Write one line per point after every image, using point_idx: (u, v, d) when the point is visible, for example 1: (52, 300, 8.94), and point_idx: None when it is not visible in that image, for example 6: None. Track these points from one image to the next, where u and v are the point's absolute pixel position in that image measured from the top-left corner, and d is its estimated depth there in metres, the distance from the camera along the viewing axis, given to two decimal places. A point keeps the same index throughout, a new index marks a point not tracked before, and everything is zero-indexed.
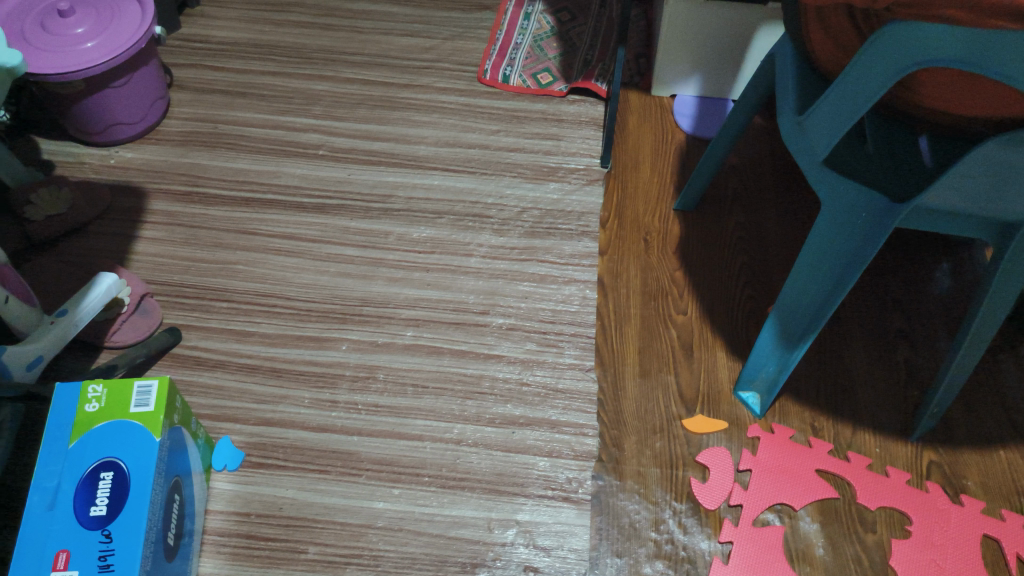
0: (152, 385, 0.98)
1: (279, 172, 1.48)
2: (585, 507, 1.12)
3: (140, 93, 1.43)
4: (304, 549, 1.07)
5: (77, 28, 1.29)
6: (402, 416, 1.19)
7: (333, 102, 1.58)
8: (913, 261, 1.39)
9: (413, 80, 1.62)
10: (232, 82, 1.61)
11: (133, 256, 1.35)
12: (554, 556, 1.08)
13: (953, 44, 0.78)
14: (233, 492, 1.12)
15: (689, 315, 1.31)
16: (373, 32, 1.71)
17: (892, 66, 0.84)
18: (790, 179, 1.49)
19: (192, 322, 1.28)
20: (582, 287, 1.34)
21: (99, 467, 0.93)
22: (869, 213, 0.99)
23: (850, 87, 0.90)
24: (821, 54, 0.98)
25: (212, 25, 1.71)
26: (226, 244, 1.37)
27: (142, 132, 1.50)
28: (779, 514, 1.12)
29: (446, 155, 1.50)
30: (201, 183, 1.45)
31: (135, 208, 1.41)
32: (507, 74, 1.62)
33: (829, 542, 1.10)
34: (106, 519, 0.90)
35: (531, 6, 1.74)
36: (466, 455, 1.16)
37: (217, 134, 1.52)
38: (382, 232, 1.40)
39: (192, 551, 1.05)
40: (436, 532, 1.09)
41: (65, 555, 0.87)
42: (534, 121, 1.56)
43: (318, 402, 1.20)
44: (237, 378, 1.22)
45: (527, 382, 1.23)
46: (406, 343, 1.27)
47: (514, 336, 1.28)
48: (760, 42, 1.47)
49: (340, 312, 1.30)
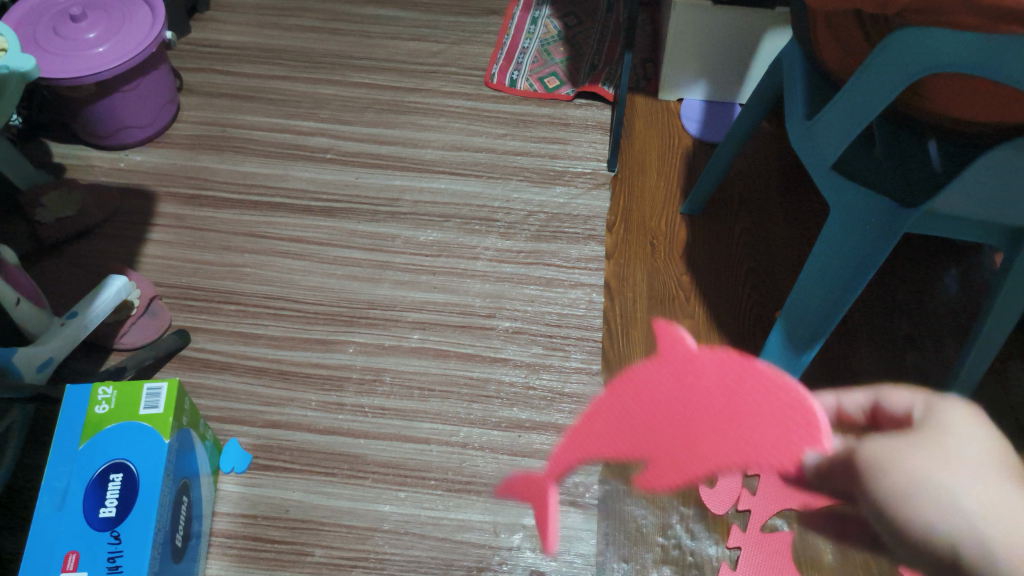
0: (161, 387, 0.99)
1: (287, 175, 1.48)
2: (592, 512, 1.11)
3: (149, 98, 1.44)
4: (310, 552, 1.07)
5: (89, 33, 1.30)
6: (408, 419, 1.19)
7: (340, 106, 1.59)
8: (921, 267, 1.38)
9: (420, 84, 1.63)
10: (240, 86, 1.62)
11: (142, 258, 1.36)
12: (560, 561, 1.07)
13: (961, 48, 0.78)
14: (240, 494, 1.13)
15: (696, 319, 1.30)
16: (381, 36, 1.72)
17: (900, 71, 0.84)
18: (797, 183, 1.48)
19: (200, 324, 1.28)
20: (588, 291, 1.34)
21: (107, 469, 0.93)
22: (879, 218, 0.98)
23: (857, 93, 0.90)
24: (828, 59, 0.98)
25: (221, 29, 1.73)
26: (233, 247, 1.38)
27: (151, 136, 1.51)
28: (787, 519, 1.11)
29: (452, 159, 1.51)
30: (209, 187, 1.46)
31: (145, 211, 1.42)
32: (514, 78, 1.63)
33: (837, 548, 1.09)
34: (115, 520, 0.90)
35: (537, 11, 1.75)
36: (471, 458, 1.16)
37: (225, 137, 1.53)
38: (388, 235, 1.40)
39: (199, 552, 1.05)
40: (441, 535, 1.09)
41: (74, 556, 0.87)
42: (541, 125, 1.56)
43: (324, 405, 1.20)
44: (245, 380, 1.22)
45: (533, 386, 1.23)
46: (412, 346, 1.27)
47: (520, 339, 1.28)
48: (767, 48, 1.47)
49: (347, 315, 1.30)
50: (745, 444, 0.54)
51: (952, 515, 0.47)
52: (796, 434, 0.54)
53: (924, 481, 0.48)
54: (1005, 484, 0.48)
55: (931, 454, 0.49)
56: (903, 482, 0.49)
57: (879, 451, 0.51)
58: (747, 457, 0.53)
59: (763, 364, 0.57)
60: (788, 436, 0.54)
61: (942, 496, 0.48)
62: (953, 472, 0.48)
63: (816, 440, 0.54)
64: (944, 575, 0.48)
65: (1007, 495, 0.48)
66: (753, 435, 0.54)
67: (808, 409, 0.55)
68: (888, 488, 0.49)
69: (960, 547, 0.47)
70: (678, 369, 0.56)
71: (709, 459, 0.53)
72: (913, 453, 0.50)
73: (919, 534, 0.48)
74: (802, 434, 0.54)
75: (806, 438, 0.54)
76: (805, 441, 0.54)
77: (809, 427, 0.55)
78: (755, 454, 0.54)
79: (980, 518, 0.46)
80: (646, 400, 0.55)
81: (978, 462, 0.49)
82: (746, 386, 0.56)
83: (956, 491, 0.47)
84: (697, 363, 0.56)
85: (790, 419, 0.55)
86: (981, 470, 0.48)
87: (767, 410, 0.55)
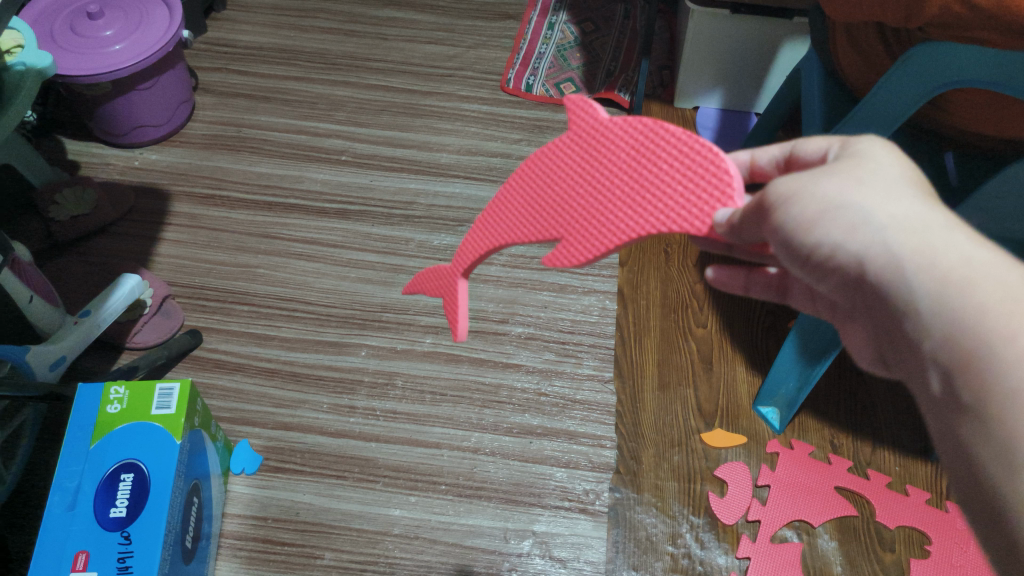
0: (174, 387, 0.99)
1: (302, 177, 1.48)
2: (602, 519, 1.11)
3: (165, 97, 1.44)
4: (319, 555, 1.07)
5: (105, 30, 1.30)
6: (420, 424, 1.19)
7: (355, 108, 1.59)
8: None
9: (436, 88, 1.63)
10: (256, 86, 1.62)
11: (156, 257, 1.36)
12: (570, 568, 1.07)
13: (983, 63, 0.77)
14: (251, 496, 1.13)
15: (709, 328, 1.30)
16: (398, 39, 1.71)
17: (924, 82, 0.82)
18: None
19: (214, 325, 1.28)
20: (602, 298, 1.34)
21: (118, 469, 0.93)
22: None
23: (876, 105, 0.88)
24: (849, 72, 0.98)
25: (238, 30, 1.73)
26: (247, 248, 1.38)
27: (165, 135, 1.51)
28: (797, 531, 1.11)
29: (467, 163, 1.50)
30: (223, 187, 1.46)
31: (159, 209, 1.42)
32: (530, 83, 1.63)
33: (847, 560, 1.09)
34: (125, 521, 0.90)
35: (554, 16, 1.75)
36: (483, 464, 1.16)
37: (240, 137, 1.53)
38: (402, 239, 1.40)
39: (208, 553, 1.05)
40: (451, 540, 1.09)
41: (84, 556, 0.87)
42: (556, 131, 1.56)
43: (337, 408, 1.20)
44: (257, 382, 1.22)
45: (546, 392, 1.23)
46: (425, 350, 1.27)
47: (533, 345, 1.28)
48: (784, 59, 1.46)
49: (360, 318, 1.30)
50: (652, 182, 0.60)
51: (862, 232, 0.47)
52: (706, 191, 0.57)
53: (833, 202, 0.48)
54: (917, 194, 0.48)
55: (842, 177, 0.49)
56: (815, 203, 0.48)
57: (788, 183, 0.50)
58: (651, 217, 0.59)
59: (677, 129, 0.59)
60: (699, 189, 0.57)
61: (853, 214, 0.47)
62: (865, 188, 0.48)
63: (726, 199, 0.56)
64: (863, 293, 0.49)
65: (916, 200, 0.48)
66: (660, 181, 0.59)
67: (722, 170, 0.56)
68: (796, 215, 0.49)
69: (870, 265, 0.47)
70: (594, 131, 0.64)
71: (611, 224, 0.62)
72: (822, 178, 0.49)
73: (830, 249, 0.48)
74: (712, 189, 0.57)
75: (716, 198, 0.57)
76: (713, 194, 0.57)
77: (721, 178, 0.56)
78: (663, 206, 0.59)
79: (888, 229, 0.46)
80: (576, 189, 0.64)
81: (892, 181, 0.49)
82: (655, 151, 0.60)
83: (865, 209, 0.47)
84: (611, 139, 0.63)
85: (697, 152, 0.57)
86: (892, 185, 0.48)
87: (680, 170, 0.58)
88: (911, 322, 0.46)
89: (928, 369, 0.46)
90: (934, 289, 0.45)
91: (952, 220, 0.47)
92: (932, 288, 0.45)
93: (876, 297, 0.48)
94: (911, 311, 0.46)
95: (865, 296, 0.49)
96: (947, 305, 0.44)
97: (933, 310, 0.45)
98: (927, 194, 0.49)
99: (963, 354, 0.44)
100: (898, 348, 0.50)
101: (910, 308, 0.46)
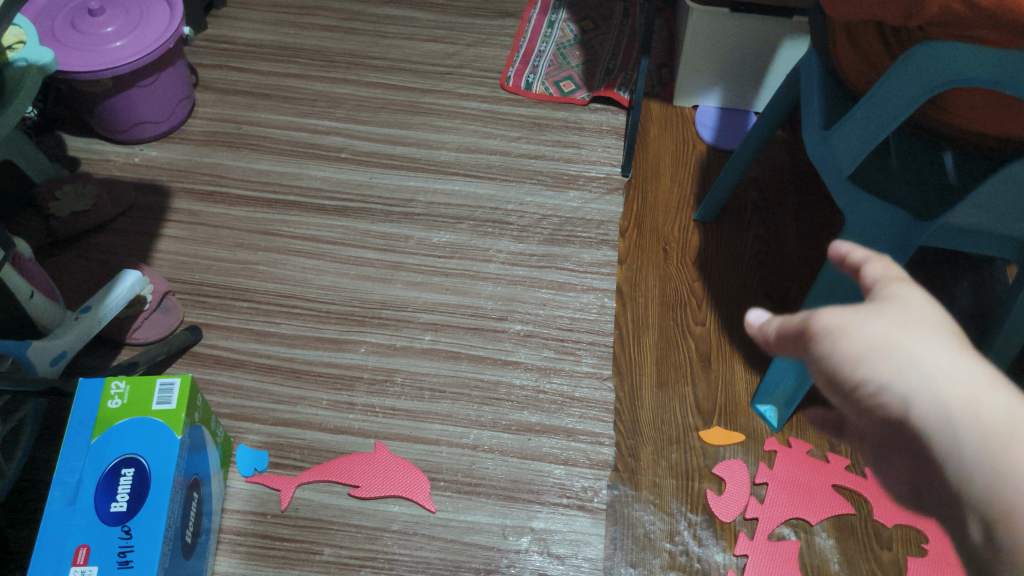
0: (174, 382, 0.99)
1: (302, 173, 1.49)
2: (600, 516, 1.12)
3: (166, 93, 1.45)
4: (318, 551, 1.08)
5: (106, 27, 1.31)
6: (419, 420, 1.20)
7: (355, 105, 1.59)
8: (934, 278, 1.38)
9: (436, 85, 1.63)
10: (256, 83, 1.62)
11: (156, 254, 1.37)
12: (568, 565, 1.07)
13: (983, 62, 0.77)
14: (250, 492, 1.13)
15: (707, 326, 1.31)
16: (397, 37, 1.72)
17: (925, 82, 0.82)
18: (811, 192, 1.49)
19: (213, 321, 1.29)
20: (600, 296, 1.34)
21: (119, 464, 0.93)
22: (896, 230, 0.97)
23: (877, 102, 0.88)
24: (848, 71, 0.98)
25: (238, 27, 1.73)
26: (247, 245, 1.38)
27: (166, 132, 1.52)
28: (794, 529, 1.12)
29: (467, 161, 1.51)
30: (223, 184, 1.46)
31: (159, 206, 1.42)
32: (529, 82, 1.63)
33: (844, 558, 1.09)
34: (125, 516, 0.90)
35: (554, 14, 1.75)
36: (482, 461, 1.16)
37: (240, 134, 1.54)
38: (402, 237, 1.40)
39: (208, 549, 1.05)
40: (450, 537, 1.09)
41: (84, 550, 0.87)
42: (555, 129, 1.56)
43: (336, 405, 1.21)
44: (256, 378, 1.23)
45: (544, 389, 1.23)
46: (424, 348, 1.27)
47: (532, 342, 1.28)
48: (784, 56, 1.47)
49: (359, 315, 1.30)
50: None
51: (908, 376, 0.46)
52: None
53: (879, 344, 0.48)
54: (961, 348, 0.47)
55: (889, 318, 0.49)
56: (862, 342, 0.48)
57: (835, 318, 0.50)
58: None
59: None
60: None
61: (901, 360, 0.47)
62: (914, 335, 0.48)
63: None
64: (904, 437, 0.47)
65: (962, 353, 0.47)
66: None
67: None
68: (842, 352, 0.49)
69: (914, 408, 0.46)
70: None
71: None
72: (869, 318, 0.49)
73: (875, 389, 0.47)
74: None
75: None
76: None
77: None
78: None
79: (935, 378, 0.46)
80: None
81: (940, 330, 0.48)
82: None
83: (912, 355, 0.47)
84: None
85: None
86: (940, 335, 0.48)
87: None
88: (949, 468, 0.44)
89: (965, 516, 0.44)
90: (979, 440, 0.43)
91: (996, 375, 0.46)
92: (977, 440, 0.44)
93: (916, 442, 0.46)
94: (952, 458, 0.44)
95: (906, 439, 0.47)
96: (993, 460, 0.43)
97: (977, 463, 0.43)
98: (969, 343, 0.48)
99: (1006, 507, 0.42)
100: (934, 495, 0.47)
101: (952, 455, 0.44)
